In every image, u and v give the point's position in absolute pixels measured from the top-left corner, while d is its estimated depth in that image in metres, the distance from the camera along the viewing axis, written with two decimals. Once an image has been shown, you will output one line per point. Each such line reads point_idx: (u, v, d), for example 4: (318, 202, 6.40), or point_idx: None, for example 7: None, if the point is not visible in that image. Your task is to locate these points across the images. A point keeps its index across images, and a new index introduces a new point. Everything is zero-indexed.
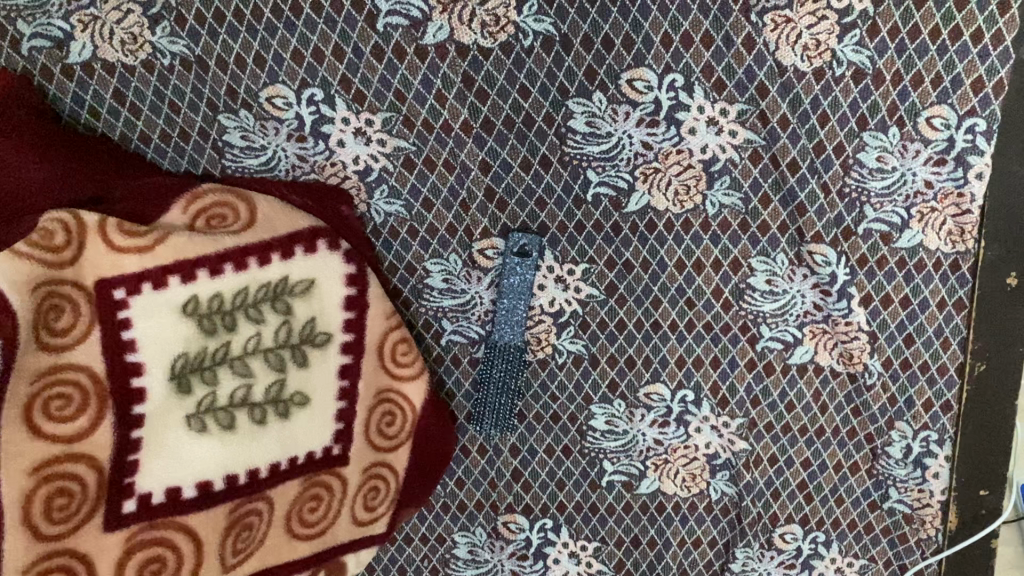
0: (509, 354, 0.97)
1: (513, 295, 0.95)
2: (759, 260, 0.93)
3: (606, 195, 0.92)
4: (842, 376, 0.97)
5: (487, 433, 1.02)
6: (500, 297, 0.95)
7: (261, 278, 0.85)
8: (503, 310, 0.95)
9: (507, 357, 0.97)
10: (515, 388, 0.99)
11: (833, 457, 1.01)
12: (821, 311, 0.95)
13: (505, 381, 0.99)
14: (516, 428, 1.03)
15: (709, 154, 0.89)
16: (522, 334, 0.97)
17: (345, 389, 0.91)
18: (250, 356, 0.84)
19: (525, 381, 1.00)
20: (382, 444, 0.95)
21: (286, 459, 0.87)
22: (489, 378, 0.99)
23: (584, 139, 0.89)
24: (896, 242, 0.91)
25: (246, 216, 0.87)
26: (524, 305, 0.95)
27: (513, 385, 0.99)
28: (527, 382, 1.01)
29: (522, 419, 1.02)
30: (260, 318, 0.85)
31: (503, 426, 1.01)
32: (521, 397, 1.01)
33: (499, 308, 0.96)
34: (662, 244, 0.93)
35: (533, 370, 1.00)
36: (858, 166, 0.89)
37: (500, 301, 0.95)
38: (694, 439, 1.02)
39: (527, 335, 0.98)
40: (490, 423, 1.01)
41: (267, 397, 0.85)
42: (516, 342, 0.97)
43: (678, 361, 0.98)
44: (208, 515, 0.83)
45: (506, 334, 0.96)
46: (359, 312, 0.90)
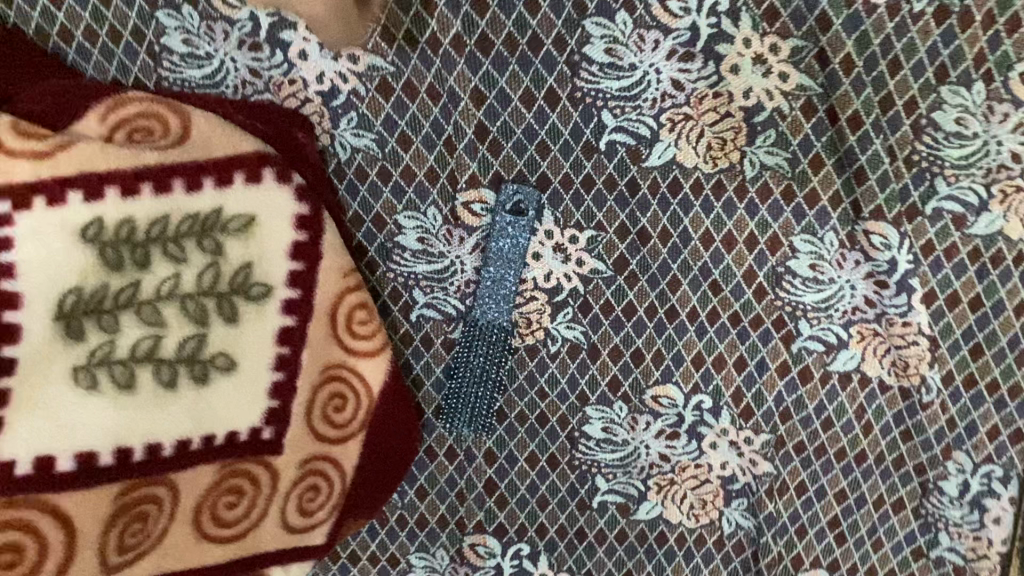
0: (491, 338, 0.81)
1: (501, 265, 0.78)
2: (803, 239, 0.76)
3: (624, 143, 0.75)
4: (892, 393, 0.80)
5: (459, 435, 0.85)
6: (485, 266, 0.79)
7: (186, 207, 0.68)
8: (488, 282, 0.79)
9: (489, 341, 0.81)
10: (497, 380, 0.82)
11: (874, 490, 0.83)
12: (872, 308, 0.78)
13: (486, 371, 0.82)
14: (495, 432, 0.85)
15: (753, 100, 0.73)
16: (510, 314, 0.80)
17: (284, 358, 0.72)
18: (164, 302, 0.67)
19: (508, 371, 0.83)
20: (327, 434, 0.76)
21: (200, 437, 0.69)
22: (466, 364, 0.82)
23: (600, 71, 0.73)
24: (970, 227, 0.75)
25: (176, 131, 0.70)
26: (515, 281, 0.79)
27: (495, 376, 0.82)
28: (510, 375, 0.83)
29: (503, 420, 0.85)
30: (181, 256, 0.67)
31: (480, 427, 0.84)
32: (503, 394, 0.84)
33: (483, 279, 0.79)
34: (686, 212, 0.77)
35: (519, 362, 0.83)
36: (932, 127, 0.73)
37: (485, 270, 0.79)
38: (707, 457, 0.84)
39: (515, 317, 0.81)
40: (465, 420, 0.83)
41: (180, 354, 0.67)
42: (502, 324, 0.80)
43: (695, 359, 0.81)
44: (89, 497, 0.65)
45: (489, 313, 0.80)
46: (309, 264, 0.72)
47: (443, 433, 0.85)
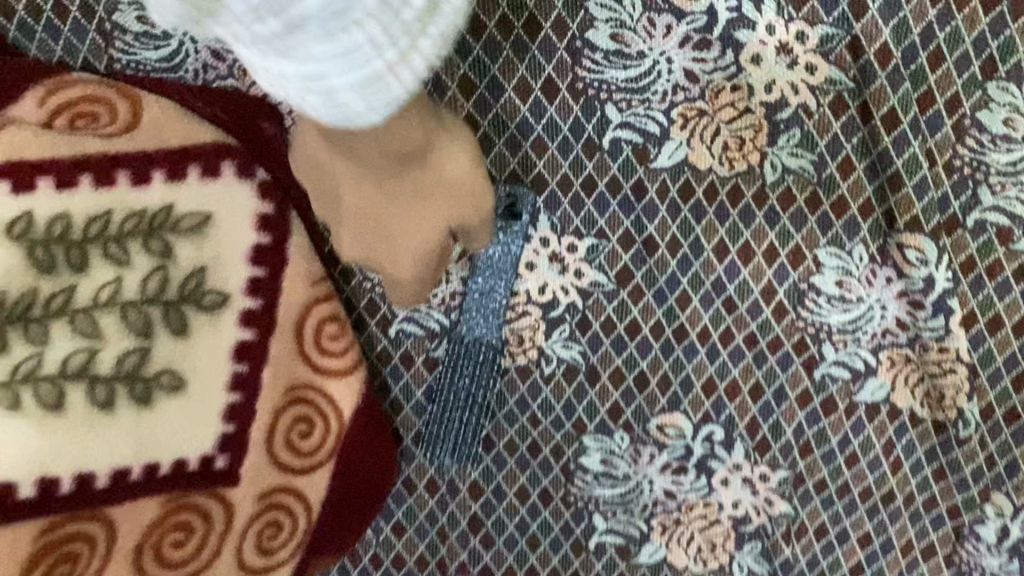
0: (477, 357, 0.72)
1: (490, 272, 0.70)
2: (829, 252, 0.68)
3: (629, 141, 0.67)
4: (924, 427, 0.72)
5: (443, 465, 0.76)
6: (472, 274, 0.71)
7: (131, 203, 0.60)
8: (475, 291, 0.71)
9: (474, 360, 0.73)
10: (485, 404, 0.74)
11: (902, 534, 0.75)
12: (905, 332, 0.70)
13: (471, 394, 0.73)
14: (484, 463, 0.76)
15: (776, 94, 0.65)
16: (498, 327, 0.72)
17: (241, 377, 0.63)
18: (102, 311, 0.58)
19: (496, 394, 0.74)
20: (291, 464, 0.67)
21: (141, 467, 0.60)
22: (450, 388, 0.73)
23: (605, 59, 0.65)
24: (1016, 241, 0.67)
25: (124, 119, 0.62)
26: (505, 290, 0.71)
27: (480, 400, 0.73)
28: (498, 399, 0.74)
29: (493, 450, 0.76)
30: (124, 259, 0.59)
31: (465, 456, 0.76)
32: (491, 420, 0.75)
33: (469, 288, 0.71)
34: (699, 219, 0.68)
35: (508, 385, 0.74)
36: (977, 129, 0.65)
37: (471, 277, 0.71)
38: (718, 495, 0.75)
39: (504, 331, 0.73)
40: (448, 448, 0.75)
41: (119, 371, 0.58)
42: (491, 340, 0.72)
43: (706, 385, 0.73)
44: (5, 535, 0.56)
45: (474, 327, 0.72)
46: (272, 270, 0.64)
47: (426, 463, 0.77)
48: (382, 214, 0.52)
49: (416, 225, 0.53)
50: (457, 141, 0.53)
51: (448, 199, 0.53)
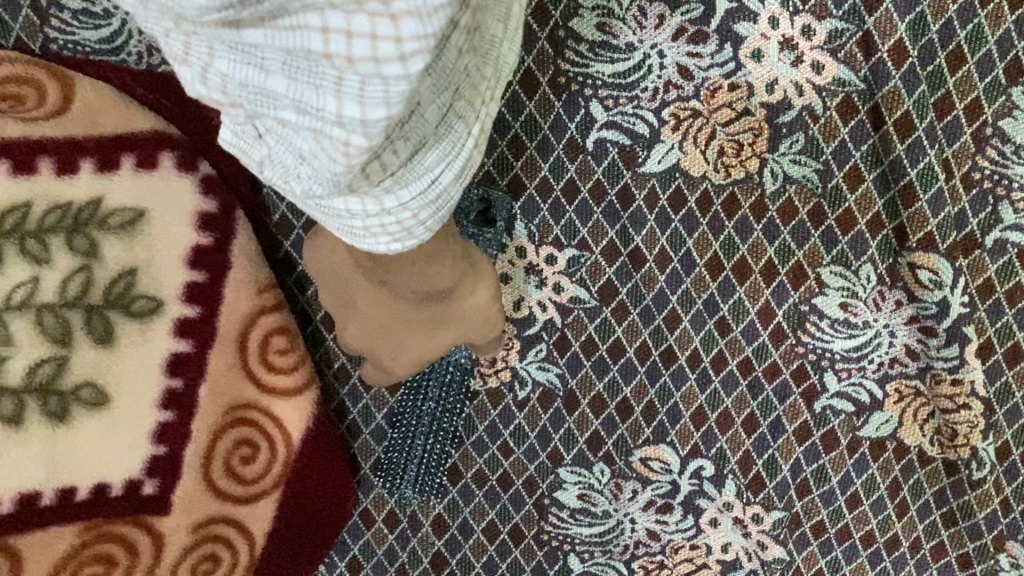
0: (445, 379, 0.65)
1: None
2: (832, 271, 0.62)
3: (615, 143, 0.61)
4: (934, 466, 0.65)
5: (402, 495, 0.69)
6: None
7: (54, 194, 0.54)
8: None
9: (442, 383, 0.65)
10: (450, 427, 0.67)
11: None
12: (915, 362, 0.63)
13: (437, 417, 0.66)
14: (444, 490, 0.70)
15: (778, 95, 0.59)
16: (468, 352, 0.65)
17: (174, 394, 0.57)
18: (13, 314, 0.52)
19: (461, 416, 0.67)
20: (231, 491, 0.61)
21: (54, 491, 0.54)
22: (414, 411, 0.66)
23: (590, 51, 0.59)
24: None
25: (54, 103, 0.54)
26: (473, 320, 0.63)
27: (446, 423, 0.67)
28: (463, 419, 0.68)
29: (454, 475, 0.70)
30: (43, 256, 0.53)
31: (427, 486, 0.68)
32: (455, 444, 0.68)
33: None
34: (691, 232, 0.62)
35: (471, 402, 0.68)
36: (999, 139, 0.57)
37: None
38: (706, 536, 0.69)
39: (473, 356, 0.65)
40: (411, 478, 0.68)
41: (29, 382, 0.52)
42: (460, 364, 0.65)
43: (695, 416, 0.66)
44: None
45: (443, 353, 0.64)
46: (212, 275, 0.57)
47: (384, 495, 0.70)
48: (394, 335, 0.50)
49: (428, 340, 0.52)
50: (478, 275, 0.52)
51: (460, 321, 0.53)
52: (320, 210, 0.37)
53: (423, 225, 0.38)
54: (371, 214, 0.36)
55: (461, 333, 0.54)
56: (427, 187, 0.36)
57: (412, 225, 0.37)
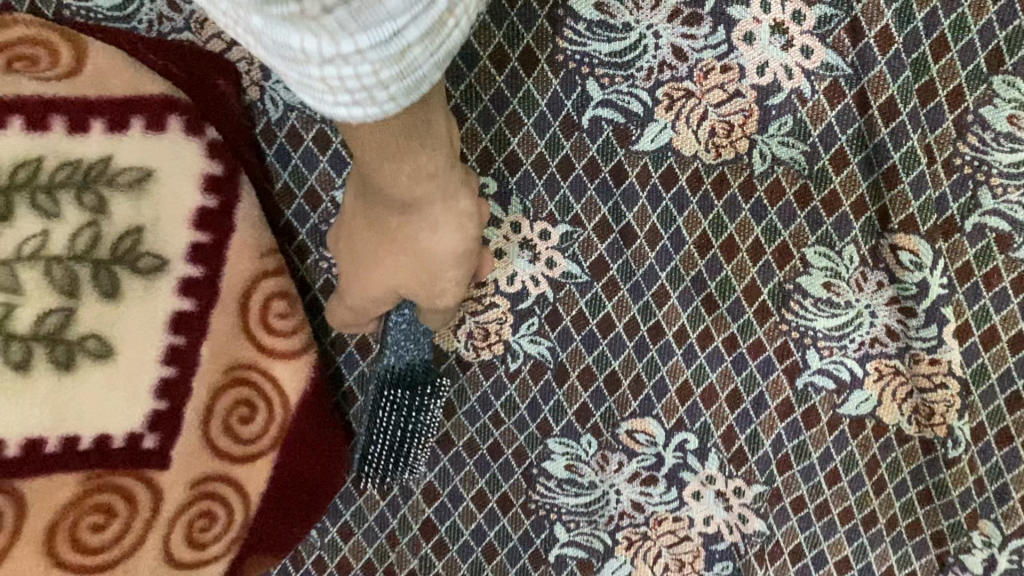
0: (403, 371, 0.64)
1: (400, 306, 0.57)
2: (816, 252, 0.64)
3: (611, 121, 0.63)
4: (911, 444, 0.67)
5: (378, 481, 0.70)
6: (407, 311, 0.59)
7: (65, 152, 0.55)
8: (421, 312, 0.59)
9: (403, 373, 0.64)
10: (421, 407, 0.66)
11: (884, 561, 0.69)
12: (894, 342, 0.66)
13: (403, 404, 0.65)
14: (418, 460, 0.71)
15: (768, 77, 0.61)
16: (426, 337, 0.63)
17: (177, 349, 0.58)
18: (24, 264, 0.54)
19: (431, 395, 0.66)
20: (229, 450, 0.62)
21: (57, 439, 0.55)
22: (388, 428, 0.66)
23: (589, 30, 0.61)
24: (1017, 249, 0.62)
25: (66, 63, 0.56)
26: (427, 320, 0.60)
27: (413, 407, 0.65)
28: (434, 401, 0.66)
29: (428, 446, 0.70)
30: (54, 211, 0.54)
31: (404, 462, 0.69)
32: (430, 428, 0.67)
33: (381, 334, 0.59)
34: (681, 210, 0.64)
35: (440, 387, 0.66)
36: (980, 126, 0.60)
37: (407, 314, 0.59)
38: (689, 509, 0.71)
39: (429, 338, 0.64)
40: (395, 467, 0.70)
41: (38, 329, 0.54)
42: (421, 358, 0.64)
43: (681, 390, 0.68)
44: None
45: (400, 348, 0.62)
46: (217, 237, 0.59)
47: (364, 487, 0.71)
48: (361, 267, 0.47)
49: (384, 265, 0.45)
50: (458, 217, 0.44)
51: (415, 260, 0.45)
52: (269, 49, 0.30)
53: (387, 91, 0.32)
54: (324, 57, 0.30)
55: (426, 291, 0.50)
56: (390, 37, 0.30)
57: (371, 82, 0.31)
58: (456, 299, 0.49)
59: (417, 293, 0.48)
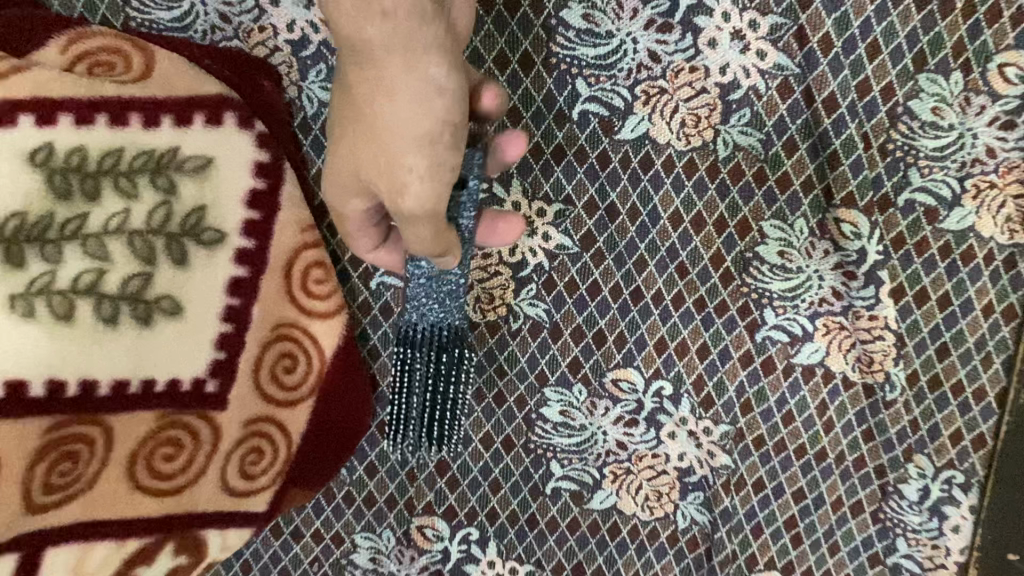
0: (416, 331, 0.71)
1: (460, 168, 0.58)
2: (772, 224, 0.76)
3: (596, 114, 0.74)
4: (855, 390, 0.79)
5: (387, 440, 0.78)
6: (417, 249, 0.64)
7: (142, 143, 0.66)
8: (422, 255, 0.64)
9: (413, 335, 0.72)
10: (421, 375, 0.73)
11: (833, 491, 0.82)
12: (840, 301, 0.77)
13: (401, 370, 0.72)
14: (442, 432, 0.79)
15: (729, 76, 0.72)
16: (439, 295, 0.69)
17: (234, 310, 0.70)
18: (110, 236, 0.64)
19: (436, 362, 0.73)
20: (275, 396, 0.74)
21: (138, 381, 0.66)
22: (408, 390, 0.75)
23: (577, 37, 0.72)
24: (942, 222, 0.73)
25: (138, 69, 0.68)
26: (460, 216, 0.60)
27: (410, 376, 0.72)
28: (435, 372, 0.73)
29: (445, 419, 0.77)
30: (133, 192, 0.65)
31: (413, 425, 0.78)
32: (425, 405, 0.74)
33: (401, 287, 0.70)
34: (656, 189, 0.76)
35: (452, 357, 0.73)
36: (908, 116, 0.71)
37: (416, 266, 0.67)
38: (665, 447, 0.83)
39: (448, 299, 0.69)
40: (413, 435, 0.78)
41: (123, 291, 0.65)
42: (433, 322, 0.71)
43: (658, 344, 0.80)
44: (16, 428, 0.62)
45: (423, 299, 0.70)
46: (266, 213, 0.70)
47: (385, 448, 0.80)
48: (340, 147, 0.52)
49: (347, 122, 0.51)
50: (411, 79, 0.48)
51: (366, 120, 0.49)
52: None
53: None
54: None
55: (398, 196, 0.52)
56: None
57: None
58: (423, 206, 0.50)
59: (380, 185, 0.51)
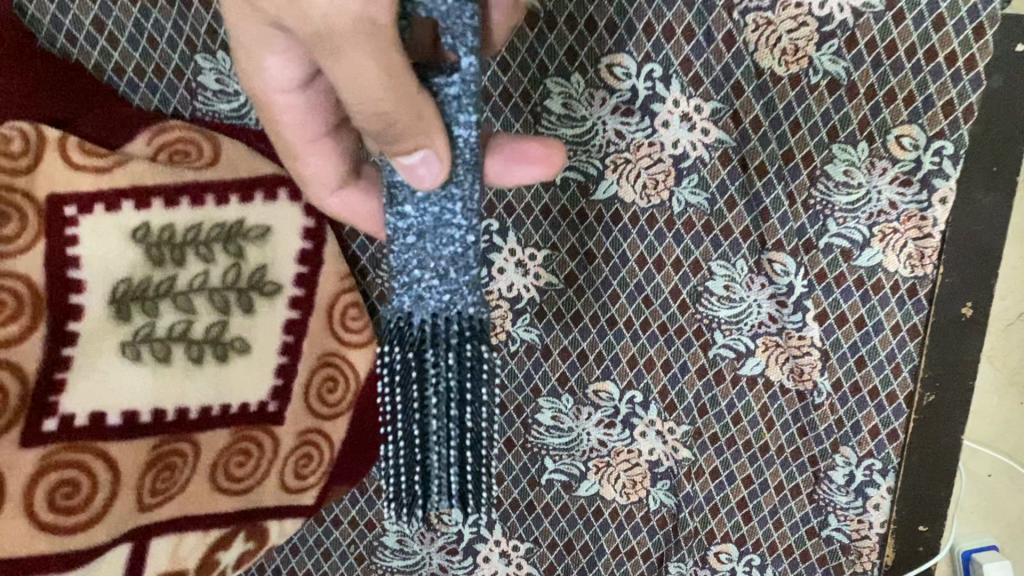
0: (413, 320, 0.65)
1: (448, 43, 0.57)
2: (718, 264, 0.93)
3: (575, 180, 0.92)
4: (791, 395, 0.97)
5: (393, 476, 0.68)
6: (412, 191, 0.62)
7: (216, 218, 0.84)
8: (412, 217, 0.63)
9: (409, 325, 0.65)
10: (427, 377, 0.65)
11: (775, 477, 1.00)
12: (775, 324, 0.95)
13: (394, 373, 0.65)
14: (465, 449, 0.67)
15: (680, 149, 0.90)
16: (433, 267, 0.64)
17: (289, 345, 0.88)
18: (195, 293, 0.82)
19: (437, 360, 0.65)
20: (321, 411, 0.91)
21: (219, 405, 0.84)
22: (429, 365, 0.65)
23: (558, 120, 0.89)
24: (856, 260, 0.91)
25: (210, 156, 0.84)
26: (456, 125, 0.60)
27: (404, 382, 0.65)
28: (436, 368, 0.65)
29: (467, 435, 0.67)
30: (210, 257, 0.83)
31: (427, 442, 0.68)
32: (432, 419, 0.66)
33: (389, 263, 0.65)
34: (625, 237, 0.94)
35: (458, 352, 0.65)
36: (825, 178, 0.89)
37: (400, 231, 0.64)
38: (638, 443, 1.01)
39: (448, 275, 0.64)
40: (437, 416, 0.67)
41: (207, 336, 0.83)
42: (432, 310, 0.64)
43: (630, 361, 0.98)
44: (130, 446, 0.79)
45: (415, 264, 0.64)
46: (313, 267, 0.88)
47: (391, 479, 0.69)
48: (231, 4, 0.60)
49: None
50: None
51: None
52: None
53: None
54: None
55: (316, 72, 0.66)
56: None
57: None
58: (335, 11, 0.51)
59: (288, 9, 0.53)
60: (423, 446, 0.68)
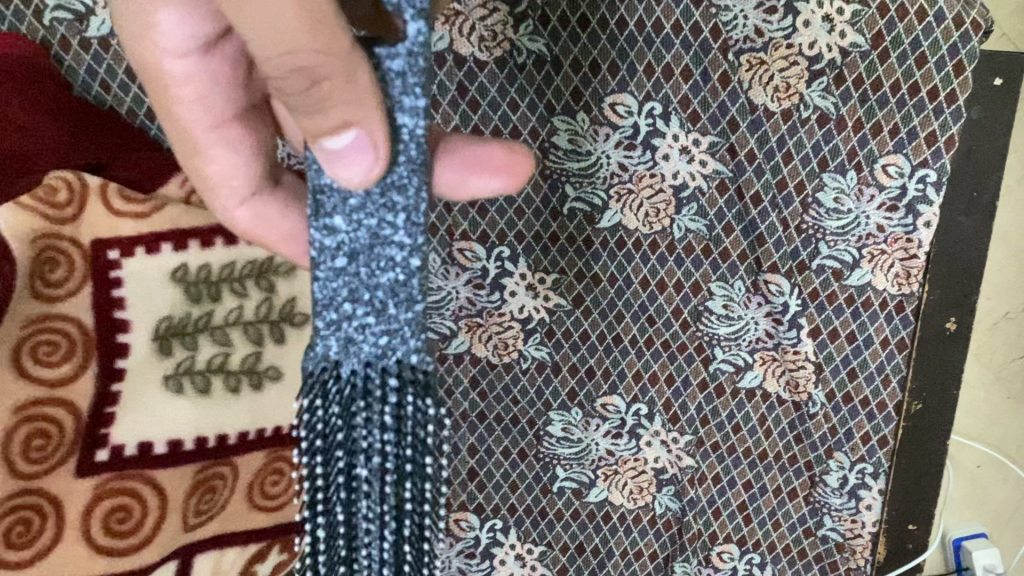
0: (340, 371, 0.53)
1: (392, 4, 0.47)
2: (717, 285, 0.99)
3: (581, 209, 0.98)
4: (787, 405, 1.03)
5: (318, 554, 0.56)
6: (344, 196, 0.51)
7: (247, 255, 0.90)
8: (342, 232, 0.51)
9: (336, 378, 0.53)
10: (355, 457, 0.55)
11: (773, 481, 1.07)
12: (771, 339, 1.01)
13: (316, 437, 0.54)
14: (402, 541, 0.56)
15: (680, 180, 0.95)
16: (368, 300, 0.52)
17: None
18: (231, 327, 0.90)
19: (369, 419, 0.53)
20: None
21: (255, 430, 0.91)
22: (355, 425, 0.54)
23: (565, 155, 0.95)
24: (847, 279, 0.97)
25: None
26: (400, 111, 0.50)
27: (328, 451, 0.55)
28: (368, 428, 0.53)
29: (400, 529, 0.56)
30: (243, 293, 0.90)
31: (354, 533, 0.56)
32: (364, 501, 0.55)
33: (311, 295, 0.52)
34: (629, 261, 0.99)
35: (395, 409, 0.53)
36: (817, 205, 0.94)
37: (327, 252, 0.51)
38: (644, 452, 1.08)
39: (387, 309, 0.52)
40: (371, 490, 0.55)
41: (242, 367, 0.90)
42: (365, 359, 0.53)
43: (635, 376, 1.05)
44: (174, 472, 0.86)
45: (344, 296, 0.52)
46: None
47: (308, 574, 0.57)
48: None
49: None
50: None
51: None
52: None
53: None
54: None
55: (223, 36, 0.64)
56: None
57: None
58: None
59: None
60: (349, 538, 0.57)
